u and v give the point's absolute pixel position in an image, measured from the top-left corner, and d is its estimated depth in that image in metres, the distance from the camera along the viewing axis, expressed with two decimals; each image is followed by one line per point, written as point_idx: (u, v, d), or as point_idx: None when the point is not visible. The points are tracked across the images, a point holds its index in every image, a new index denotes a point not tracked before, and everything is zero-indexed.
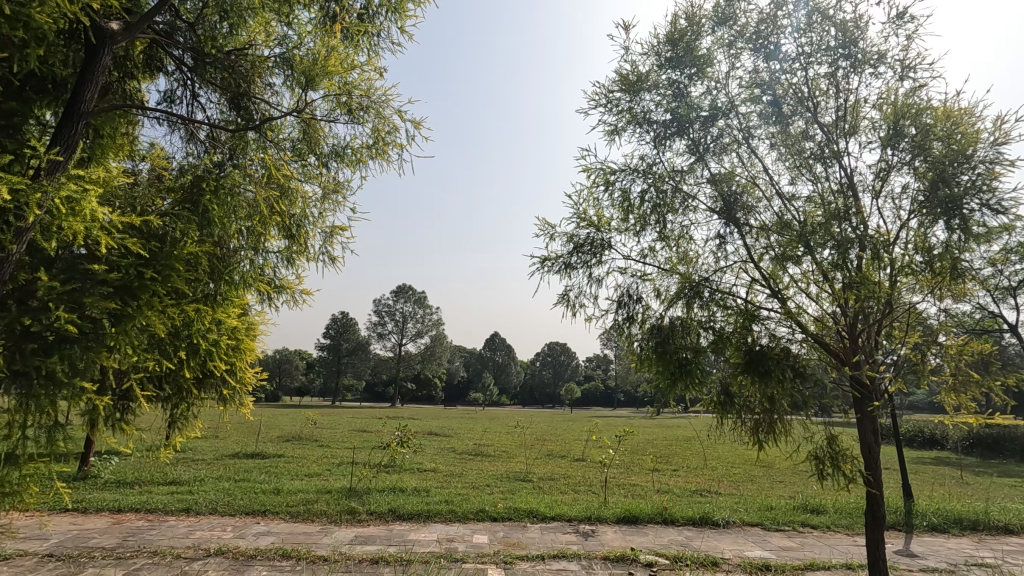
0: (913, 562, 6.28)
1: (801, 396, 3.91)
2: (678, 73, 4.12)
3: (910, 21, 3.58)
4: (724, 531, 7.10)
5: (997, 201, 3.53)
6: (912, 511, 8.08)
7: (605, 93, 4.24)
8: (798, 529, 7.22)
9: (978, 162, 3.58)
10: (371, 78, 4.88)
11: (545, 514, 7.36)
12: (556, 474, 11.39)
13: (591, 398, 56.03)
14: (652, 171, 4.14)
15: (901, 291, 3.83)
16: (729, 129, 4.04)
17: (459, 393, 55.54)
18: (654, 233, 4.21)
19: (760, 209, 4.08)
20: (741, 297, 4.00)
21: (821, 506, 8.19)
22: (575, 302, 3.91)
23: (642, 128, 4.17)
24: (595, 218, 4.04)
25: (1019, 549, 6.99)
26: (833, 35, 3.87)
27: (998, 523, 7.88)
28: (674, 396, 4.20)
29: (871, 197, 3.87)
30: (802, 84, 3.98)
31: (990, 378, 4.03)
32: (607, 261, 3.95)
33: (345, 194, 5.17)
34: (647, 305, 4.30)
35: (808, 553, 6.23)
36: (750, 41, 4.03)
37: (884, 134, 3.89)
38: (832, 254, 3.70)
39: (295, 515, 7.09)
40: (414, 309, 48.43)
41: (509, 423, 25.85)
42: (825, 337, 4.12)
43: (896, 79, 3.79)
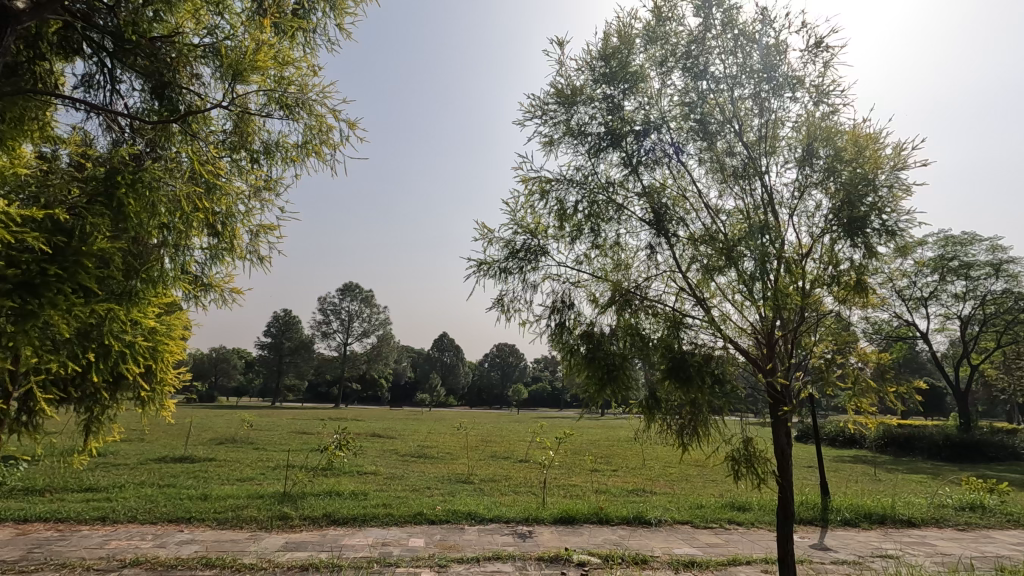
0: (826, 555, 6.69)
1: (720, 401, 4.11)
2: (612, 88, 4.25)
3: (824, 50, 3.83)
4: (655, 529, 7.35)
5: (895, 222, 3.84)
6: (828, 508, 8.61)
7: (542, 104, 4.32)
8: (724, 526, 7.58)
9: (882, 185, 3.87)
10: (306, 74, 4.77)
11: (482, 516, 7.40)
12: (498, 476, 11.42)
13: (537, 400, 56.58)
14: (586, 181, 4.25)
15: (815, 303, 4.09)
16: (660, 143, 4.19)
17: (406, 393, 54.89)
18: (588, 241, 4.32)
19: (690, 220, 4.26)
20: (669, 305, 4.17)
21: (746, 504, 8.62)
22: (510, 306, 3.94)
23: (577, 139, 4.28)
24: (531, 225, 4.11)
25: (919, 540, 7.58)
26: (757, 59, 4.09)
27: (902, 517, 8.52)
28: (602, 401, 4.28)
29: (787, 213, 4.12)
30: (728, 103, 4.18)
31: (886, 385, 4.28)
32: (542, 267, 4.02)
33: (276, 192, 5.07)
34: (580, 311, 4.41)
35: (731, 549, 6.54)
36: (680, 60, 4.21)
37: (799, 154, 4.14)
38: (752, 266, 3.89)
39: (223, 522, 6.82)
40: (361, 308, 47.40)
41: (456, 424, 25.76)
42: (745, 343, 4.35)
43: (812, 103, 4.05)
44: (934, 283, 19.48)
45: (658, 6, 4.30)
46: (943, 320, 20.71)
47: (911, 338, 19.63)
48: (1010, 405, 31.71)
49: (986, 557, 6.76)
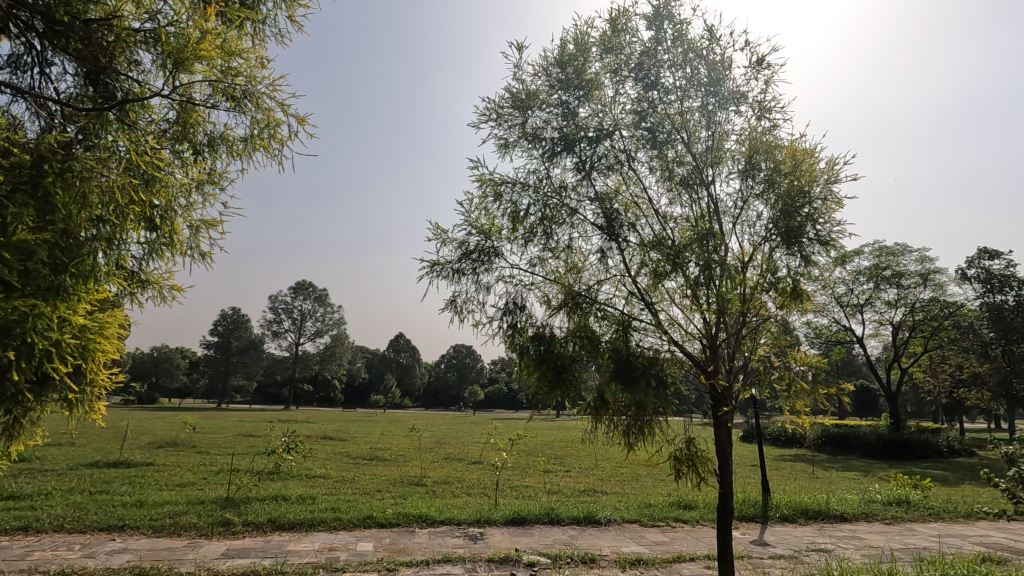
0: (764, 550, 6.96)
1: (664, 404, 4.15)
2: (567, 93, 4.30)
3: (766, 67, 4.01)
4: (604, 528, 7.48)
5: (827, 233, 4.07)
6: (768, 505, 8.99)
7: (496, 107, 4.34)
8: (670, 525, 7.79)
9: (817, 199, 4.08)
10: (255, 66, 4.62)
11: (434, 519, 7.34)
12: (450, 478, 11.37)
13: (493, 401, 56.57)
14: (540, 184, 4.30)
15: (757, 308, 4.26)
16: (612, 149, 4.28)
17: (360, 394, 53.86)
18: (541, 244, 4.35)
19: (640, 226, 4.36)
20: (618, 307, 4.25)
21: (692, 502, 8.89)
22: (462, 307, 3.91)
23: (532, 143, 4.32)
24: (485, 226, 4.13)
25: (850, 534, 8.01)
26: (705, 73, 4.23)
27: (835, 513, 8.98)
28: (552, 402, 4.31)
29: (731, 222, 4.29)
30: (677, 113, 4.30)
31: (817, 387, 4.56)
32: (495, 269, 4.03)
33: (221, 186, 4.90)
34: (532, 314, 4.44)
35: (677, 547, 6.73)
36: (633, 70, 4.31)
37: (743, 166, 4.30)
38: (698, 271, 3.99)
39: (159, 530, 6.51)
40: (314, 307, 46.22)
41: (410, 427, 25.44)
42: (690, 347, 4.47)
43: (756, 118, 4.23)
44: (869, 290, 20.64)
45: (613, 17, 4.40)
46: (877, 326, 21.95)
47: (848, 343, 20.71)
48: (935, 406, 33.87)
49: (907, 549, 7.21)
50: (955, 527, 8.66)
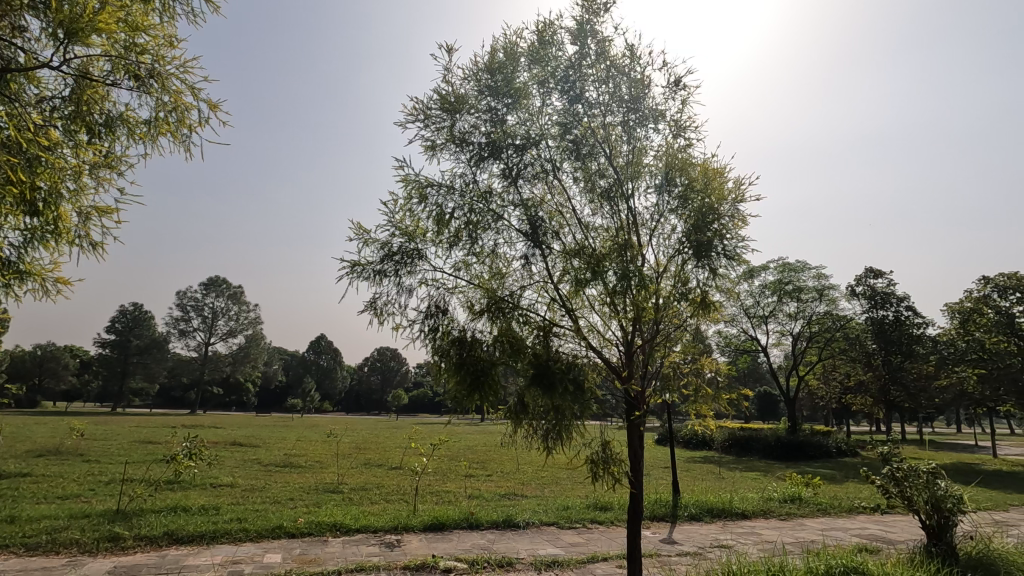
0: (673, 548, 7.31)
1: (581, 410, 4.19)
2: (496, 100, 4.33)
3: (682, 89, 4.24)
4: (522, 532, 7.54)
5: (734, 248, 4.34)
6: (677, 505, 9.45)
7: (424, 108, 4.29)
8: (586, 526, 7.99)
9: (725, 215, 4.34)
10: (162, 44, 4.30)
11: (348, 527, 7.10)
12: (369, 484, 11.05)
13: (417, 405, 55.64)
14: (467, 189, 4.30)
15: (669, 318, 4.47)
16: (538, 158, 4.36)
17: (275, 398, 51.23)
18: (466, 248, 4.34)
19: (563, 234, 4.46)
20: (540, 314, 4.31)
21: (608, 504, 9.17)
22: (383, 309, 3.82)
23: (459, 147, 4.32)
24: (409, 228, 4.07)
25: (749, 530, 8.58)
26: (627, 90, 4.41)
27: (737, 510, 9.58)
28: (472, 407, 4.28)
29: (648, 234, 4.48)
30: (600, 127, 4.45)
31: (720, 393, 4.88)
32: (418, 271, 3.97)
33: (119, 170, 4.54)
34: (454, 317, 4.41)
35: (592, 548, 6.92)
36: (560, 82, 4.41)
37: (660, 181, 4.50)
38: (616, 280, 4.13)
39: (32, 548, 5.85)
40: (227, 305, 43.47)
41: (328, 432, 24.48)
42: (607, 353, 4.61)
43: (673, 136, 4.45)
44: (773, 303, 22.24)
45: (542, 29, 4.50)
46: (780, 336, 23.68)
47: (753, 351, 22.20)
48: (827, 411, 37.04)
49: (797, 542, 7.83)
50: (838, 520, 9.50)
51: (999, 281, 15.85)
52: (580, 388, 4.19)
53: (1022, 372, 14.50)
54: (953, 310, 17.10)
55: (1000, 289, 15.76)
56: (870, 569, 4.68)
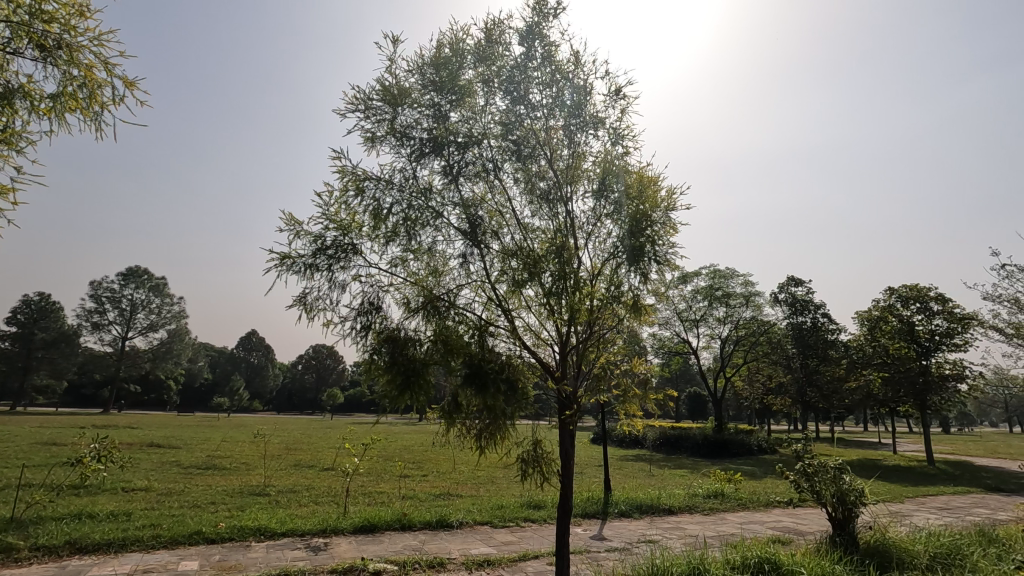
0: (602, 544, 7.50)
1: (513, 410, 4.17)
2: (440, 96, 4.29)
3: (622, 98, 4.36)
4: (455, 532, 7.51)
5: (664, 254, 4.49)
6: (609, 502, 9.71)
7: (365, 99, 4.17)
8: (519, 524, 8.07)
9: (657, 222, 4.50)
10: (72, 12, 3.95)
11: (273, 531, 6.82)
12: (298, 486, 10.66)
13: (353, 405, 54.20)
14: (406, 185, 4.22)
15: (601, 320, 4.57)
16: (480, 157, 4.35)
17: (200, 397, 48.47)
18: (403, 245, 4.26)
19: (502, 234, 4.47)
20: (476, 313, 4.30)
21: (542, 502, 9.30)
22: (313, 306, 3.68)
23: (399, 141, 4.22)
24: (345, 221, 3.95)
25: (674, 525, 8.94)
26: (569, 96, 4.48)
27: (664, 506, 9.96)
28: (403, 406, 4.19)
29: (583, 237, 4.56)
30: (542, 130, 4.49)
31: (647, 393, 5.04)
32: (352, 266, 3.86)
33: (19, 147, 4.14)
34: (388, 315, 4.31)
35: (523, 546, 6.98)
36: (504, 83, 4.42)
37: (598, 187, 4.60)
38: (552, 280, 4.17)
39: None
40: (148, 297, 40.69)
41: (255, 432, 23.41)
42: (542, 353, 4.66)
43: (612, 142, 4.56)
44: (704, 308, 23.30)
45: (489, 28, 4.50)
46: (709, 339, 24.80)
47: (685, 354, 23.12)
48: (750, 410, 39.17)
49: (718, 535, 8.22)
50: (756, 514, 10.07)
51: (902, 292, 17.25)
52: (513, 388, 4.19)
53: (919, 375, 16.16)
54: (863, 318, 18.47)
55: (902, 299, 17.15)
56: (780, 558, 4.99)
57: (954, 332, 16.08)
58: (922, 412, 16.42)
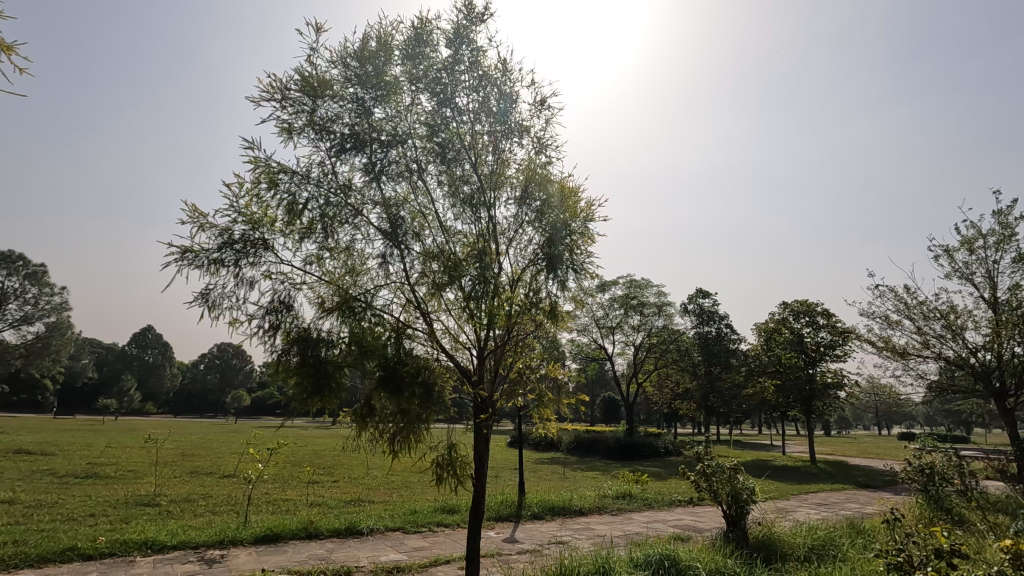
0: (513, 547, 7.59)
1: (428, 414, 4.10)
2: (363, 92, 4.19)
3: (547, 109, 4.46)
4: (366, 539, 7.30)
5: (581, 262, 4.63)
6: (522, 505, 9.84)
7: (282, 87, 3.99)
8: (432, 529, 7.99)
9: (575, 232, 4.64)
10: None
11: (163, 544, 6.30)
12: (193, 495, 9.91)
13: (260, 408, 51.29)
14: (324, 180, 4.08)
15: (520, 325, 4.61)
16: (403, 157, 4.28)
17: (82, 398, 43.84)
18: (319, 242, 4.10)
19: (424, 235, 4.43)
20: (394, 315, 4.22)
21: (456, 506, 9.25)
22: (217, 303, 3.46)
23: (319, 134, 4.05)
24: (256, 215, 3.75)
25: (584, 526, 9.21)
26: (496, 102, 4.52)
27: (575, 508, 10.24)
28: (313, 409, 4.02)
29: (505, 242, 4.61)
30: (467, 134, 4.51)
31: (561, 398, 5.16)
32: (261, 262, 3.67)
33: None
34: (300, 314, 4.12)
35: (435, 551, 6.91)
36: (431, 84, 4.39)
37: (521, 193, 4.67)
38: (473, 283, 4.17)
39: None
40: (22, 285, 36.30)
41: (146, 437, 21.50)
42: (459, 356, 4.66)
43: (535, 151, 4.65)
44: (620, 315, 24.27)
45: (418, 27, 4.45)
46: (624, 346, 25.82)
47: (601, 360, 23.94)
48: (658, 414, 41.26)
49: (624, 535, 8.57)
50: (660, 513, 10.60)
51: (794, 307, 18.85)
52: (429, 392, 4.13)
53: (806, 382, 17.70)
54: (761, 329, 20.00)
55: (794, 313, 18.76)
56: (679, 555, 5.27)
57: (836, 344, 17.82)
58: (808, 417, 18.02)
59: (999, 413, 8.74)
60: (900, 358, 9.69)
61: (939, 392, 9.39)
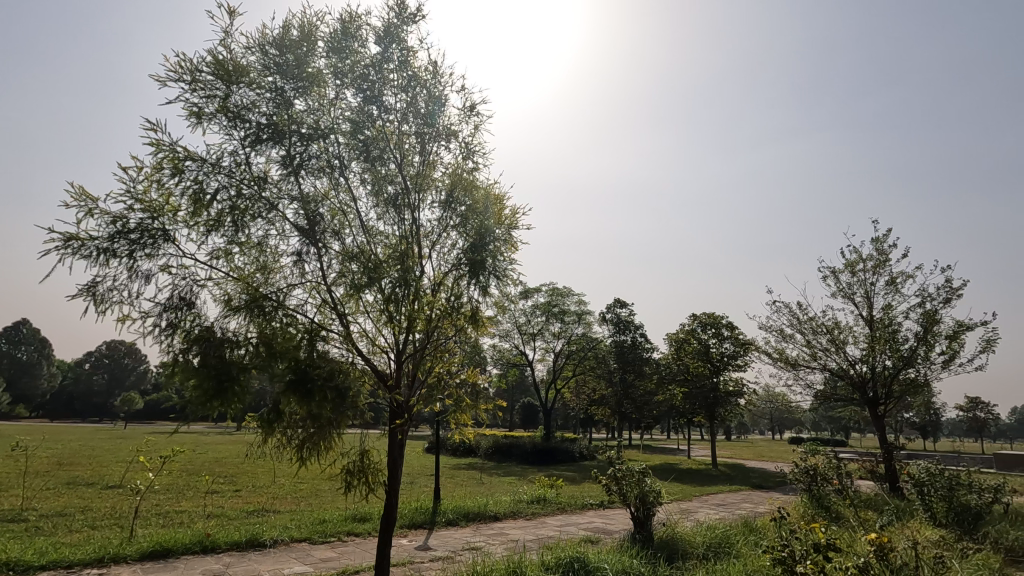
0: (426, 554, 7.47)
1: (340, 420, 3.94)
2: (284, 81, 4.00)
3: (475, 115, 4.48)
4: (268, 551, 6.90)
5: (504, 269, 4.67)
6: (437, 512, 9.72)
7: (192, 69, 3.73)
8: (341, 539, 7.70)
9: (499, 238, 4.67)
10: None
11: (28, 564, 5.62)
12: (70, 508, 8.93)
13: (154, 412, 47.20)
14: (236, 171, 3.85)
15: (440, 330, 4.56)
16: (324, 152, 4.13)
17: None
18: (228, 237, 3.86)
19: (343, 234, 4.29)
20: (308, 316, 4.04)
21: (367, 514, 8.98)
22: (105, 297, 3.16)
23: (232, 122, 3.82)
24: (156, 202, 3.46)
25: (498, 531, 9.26)
26: (424, 104, 4.48)
27: (490, 513, 10.26)
28: (213, 414, 3.75)
29: (428, 246, 4.56)
30: (393, 134, 4.42)
31: (478, 404, 5.15)
32: (160, 255, 3.40)
33: None
34: (202, 312, 3.85)
35: (343, 561, 6.67)
36: (357, 79, 4.26)
37: (446, 197, 4.64)
38: (394, 285, 4.08)
39: None
40: None
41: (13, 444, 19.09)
42: (376, 360, 4.54)
43: (463, 155, 4.65)
44: (541, 322, 24.71)
45: (344, 20, 4.32)
46: (544, 352, 26.28)
47: (521, 365, 24.22)
48: (574, 420, 42.31)
49: (537, 539, 8.70)
50: (572, 516, 10.85)
51: (702, 318, 20.05)
52: (343, 397, 3.98)
53: (711, 390, 18.85)
54: (672, 339, 21.10)
55: (702, 324, 19.95)
56: (588, 557, 5.42)
57: (738, 354, 19.14)
58: (711, 423, 19.20)
59: (871, 419, 9.74)
60: (791, 368, 10.57)
61: (823, 400, 10.32)
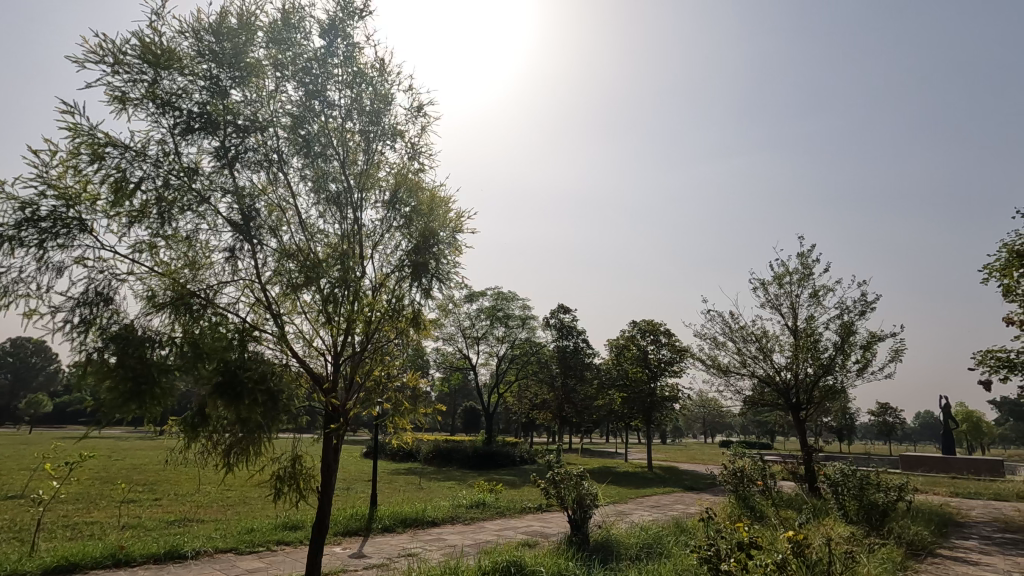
0: (360, 562, 7.28)
1: (272, 424, 3.78)
2: (219, 70, 3.83)
3: (422, 116, 4.45)
4: (189, 563, 6.51)
5: (448, 272, 4.64)
6: (372, 518, 9.49)
7: (116, 50, 3.50)
8: (270, 548, 7.38)
9: (444, 241, 4.65)
10: None
11: None
12: None
13: (63, 415, 43.54)
14: (164, 160, 3.64)
15: (380, 332, 4.47)
16: (261, 145, 3.97)
17: None
18: (153, 229, 3.64)
19: (280, 232, 4.13)
20: (239, 315, 3.86)
21: (299, 522, 8.66)
22: (7, 290, 2.90)
23: (160, 109, 3.61)
24: (71, 190, 3.22)
25: (436, 536, 9.15)
26: (370, 102, 4.40)
27: (429, 518, 10.13)
28: (130, 418, 3.51)
29: (370, 246, 4.47)
30: (336, 130, 4.31)
31: (417, 407, 5.07)
32: (74, 246, 3.16)
33: None
34: (121, 309, 3.60)
35: (271, 571, 6.39)
36: (299, 73, 4.14)
37: (390, 198, 4.57)
38: (333, 285, 3.97)
39: None
40: None
41: None
42: (312, 362, 4.40)
43: (408, 156, 4.60)
44: (486, 326, 24.70)
45: (287, 11, 4.19)
46: (488, 356, 26.25)
47: (464, 369, 24.09)
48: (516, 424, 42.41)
49: (475, 543, 8.66)
50: (511, 520, 10.88)
51: (642, 325, 20.64)
52: (275, 400, 3.82)
53: (648, 395, 19.42)
54: (613, 344, 21.60)
55: (642, 331, 20.53)
56: (525, 560, 5.44)
57: (674, 360, 19.82)
58: (648, 426, 19.77)
59: (794, 423, 10.33)
60: (723, 374, 11.05)
61: (751, 405, 10.86)
